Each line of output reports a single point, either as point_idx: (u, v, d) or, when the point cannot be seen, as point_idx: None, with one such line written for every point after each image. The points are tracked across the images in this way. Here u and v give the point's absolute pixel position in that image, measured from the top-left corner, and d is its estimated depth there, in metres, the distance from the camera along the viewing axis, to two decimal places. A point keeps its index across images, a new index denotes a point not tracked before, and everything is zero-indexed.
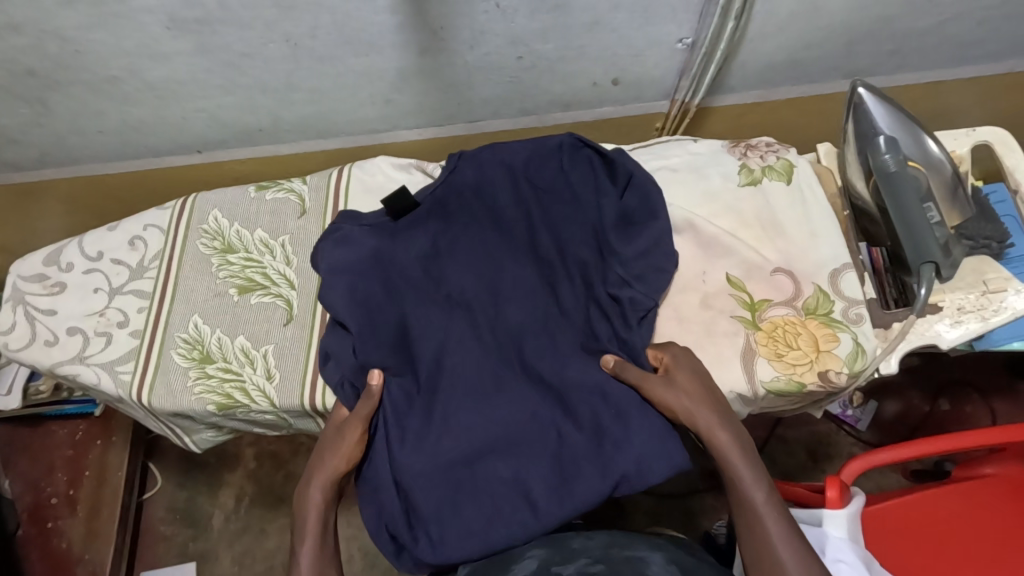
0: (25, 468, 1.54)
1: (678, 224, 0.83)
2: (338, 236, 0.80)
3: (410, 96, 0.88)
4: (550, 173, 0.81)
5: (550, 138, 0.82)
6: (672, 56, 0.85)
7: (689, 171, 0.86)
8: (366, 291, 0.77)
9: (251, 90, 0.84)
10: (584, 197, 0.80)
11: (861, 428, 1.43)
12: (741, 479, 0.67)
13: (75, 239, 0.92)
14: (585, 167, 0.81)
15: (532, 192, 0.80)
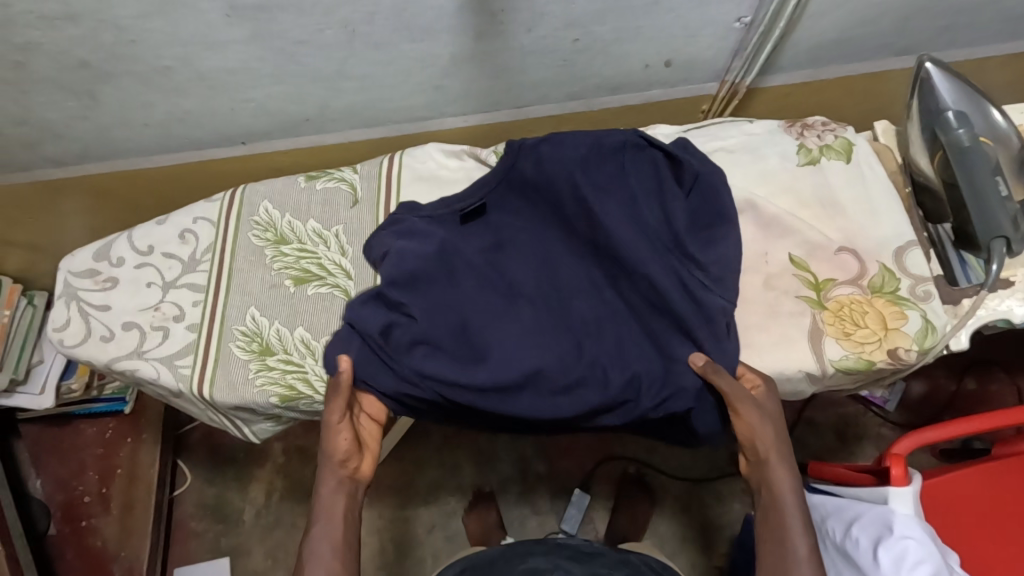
0: (56, 467, 1.53)
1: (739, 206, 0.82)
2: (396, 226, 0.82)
3: (461, 81, 0.87)
4: (613, 171, 0.80)
5: (617, 134, 0.80)
6: (727, 36, 0.85)
7: (746, 152, 0.86)
8: (424, 274, 0.77)
9: (303, 78, 0.83)
10: (642, 196, 0.79)
11: (889, 409, 1.43)
12: (794, 530, 0.64)
13: (123, 234, 0.91)
14: (649, 168, 0.81)
15: (598, 189, 0.78)
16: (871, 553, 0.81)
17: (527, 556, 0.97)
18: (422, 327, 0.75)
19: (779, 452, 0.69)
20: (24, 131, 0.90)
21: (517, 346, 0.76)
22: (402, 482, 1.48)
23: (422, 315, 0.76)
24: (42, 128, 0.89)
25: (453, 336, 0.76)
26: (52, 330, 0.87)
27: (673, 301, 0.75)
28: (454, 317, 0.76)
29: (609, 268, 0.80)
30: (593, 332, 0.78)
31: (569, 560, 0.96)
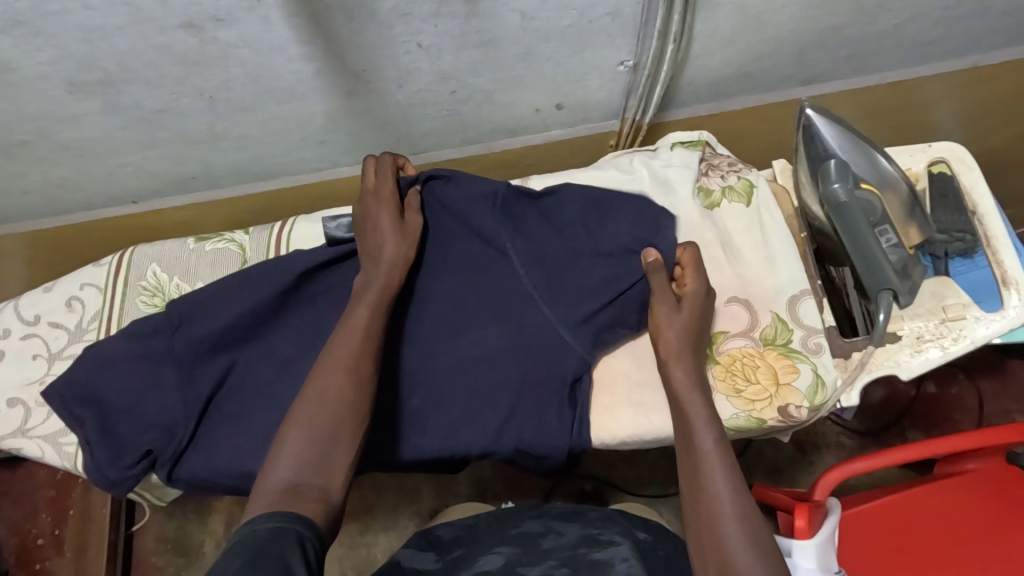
0: (9, 510, 1.53)
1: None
2: (242, 275, 0.82)
3: (346, 135, 0.84)
4: (485, 221, 0.80)
5: (492, 184, 0.80)
6: (615, 79, 0.81)
7: (651, 185, 0.82)
8: (257, 307, 0.78)
9: (174, 142, 0.80)
10: (506, 246, 0.79)
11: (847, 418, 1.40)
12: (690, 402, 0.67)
13: (10, 304, 0.89)
14: (520, 214, 0.80)
15: (460, 244, 0.81)
16: None
17: (520, 521, 0.86)
18: (228, 376, 0.79)
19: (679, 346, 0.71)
20: None
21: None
22: (361, 508, 1.53)
23: (234, 356, 0.79)
24: None
25: (272, 372, 0.78)
26: None
27: (515, 358, 0.76)
28: (274, 362, 0.79)
29: (452, 318, 0.79)
30: (426, 377, 0.77)
31: (562, 523, 0.84)
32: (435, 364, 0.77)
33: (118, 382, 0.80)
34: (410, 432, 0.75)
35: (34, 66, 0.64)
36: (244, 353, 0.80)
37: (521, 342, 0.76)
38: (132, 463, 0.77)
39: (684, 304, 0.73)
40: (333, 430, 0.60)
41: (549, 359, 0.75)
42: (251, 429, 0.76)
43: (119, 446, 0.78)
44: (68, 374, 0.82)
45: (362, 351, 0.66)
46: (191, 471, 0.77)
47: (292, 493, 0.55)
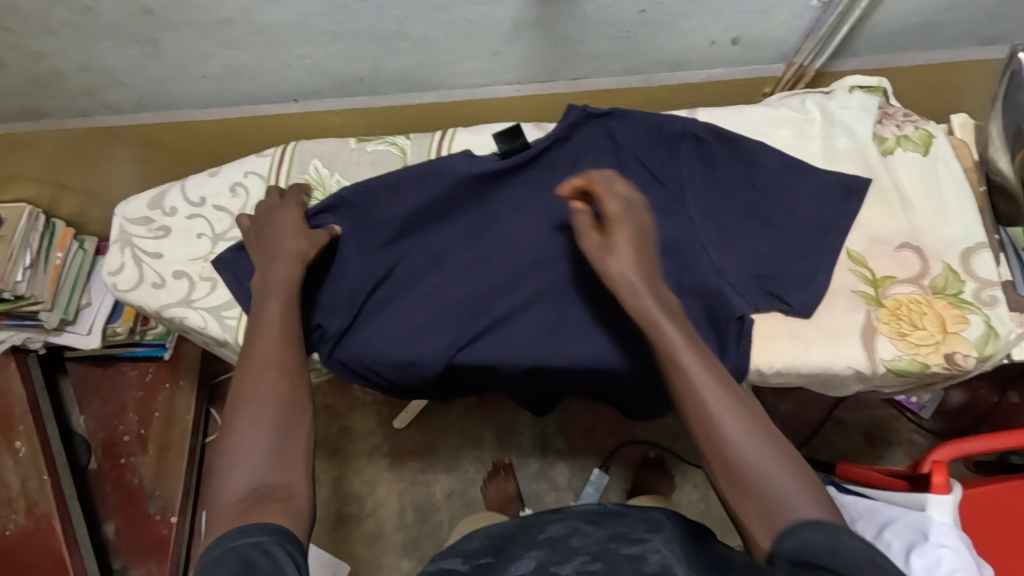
0: (98, 406, 1.61)
1: (828, 218, 0.78)
2: (421, 170, 0.84)
3: (520, 49, 0.85)
4: (662, 157, 0.83)
5: (681, 122, 0.83)
6: (804, 15, 0.80)
7: (821, 124, 0.82)
8: (437, 209, 0.84)
9: (361, 37, 0.82)
10: (684, 186, 0.82)
11: (924, 417, 1.44)
12: (665, 325, 0.65)
13: (177, 184, 0.93)
14: (696, 157, 0.83)
15: (640, 173, 0.83)
16: (900, 556, 0.78)
17: (546, 526, 0.84)
18: (398, 272, 0.84)
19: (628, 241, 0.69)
20: (88, 77, 0.90)
21: (481, 287, 0.82)
22: (424, 447, 1.60)
23: (411, 249, 0.84)
24: (103, 76, 0.89)
25: (441, 273, 0.83)
26: (106, 273, 0.89)
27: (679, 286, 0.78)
28: (443, 264, 0.84)
29: None
30: (587, 296, 0.80)
31: (590, 525, 0.82)
32: (597, 284, 0.80)
33: None
34: (567, 342, 0.79)
35: None
36: (415, 252, 0.84)
37: (685, 273, 0.78)
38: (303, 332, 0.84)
39: (614, 240, 0.70)
40: (270, 410, 0.64)
41: (705, 293, 0.77)
42: (415, 320, 0.82)
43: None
44: (237, 253, 0.86)
45: (289, 340, 0.72)
46: (353, 350, 0.82)
47: (255, 497, 0.57)
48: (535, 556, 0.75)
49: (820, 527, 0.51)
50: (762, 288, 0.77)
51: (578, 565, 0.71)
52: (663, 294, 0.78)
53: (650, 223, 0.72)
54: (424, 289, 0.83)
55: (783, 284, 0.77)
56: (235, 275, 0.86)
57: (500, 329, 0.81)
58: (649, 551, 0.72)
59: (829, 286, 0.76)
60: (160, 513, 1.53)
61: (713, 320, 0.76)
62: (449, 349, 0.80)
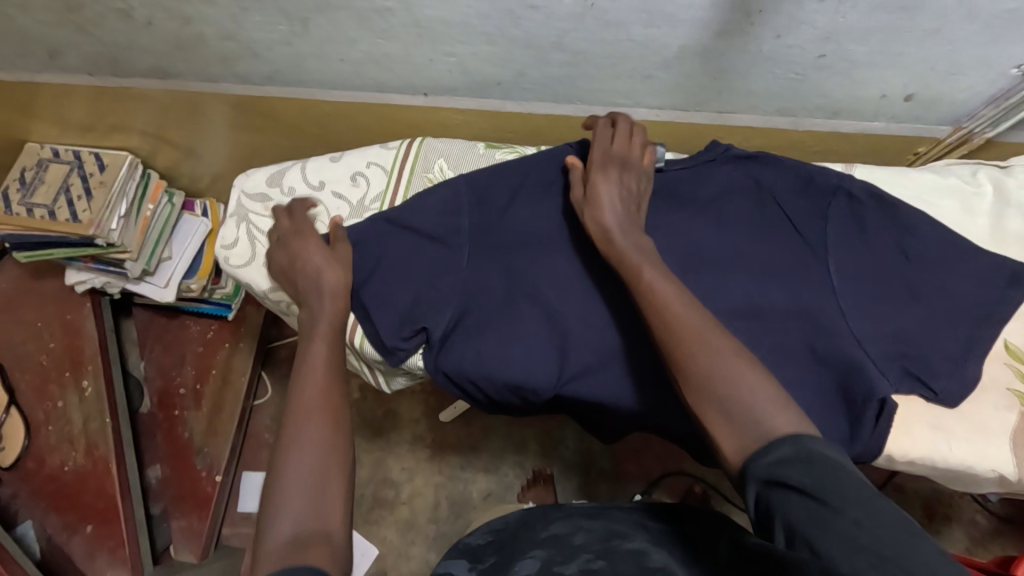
0: (159, 354, 1.62)
1: (988, 304, 0.72)
2: (539, 191, 0.86)
3: (676, 76, 0.81)
4: (810, 212, 0.78)
5: (834, 178, 0.78)
6: (995, 81, 0.74)
7: (990, 199, 0.76)
8: (557, 235, 0.84)
9: (516, 43, 0.79)
10: (831, 245, 0.77)
11: (992, 501, 1.38)
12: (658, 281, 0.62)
13: (298, 164, 0.92)
14: (849, 218, 0.77)
15: (781, 224, 0.79)
16: None
17: (548, 525, 0.83)
18: (515, 290, 0.82)
19: (605, 189, 0.72)
20: (228, 46, 0.89)
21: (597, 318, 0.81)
22: (466, 445, 1.58)
23: (528, 267, 0.82)
24: (244, 46, 0.89)
25: (557, 295, 0.82)
26: (221, 247, 0.89)
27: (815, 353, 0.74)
28: (560, 288, 0.82)
29: (754, 296, 0.77)
30: None
31: (588, 521, 0.81)
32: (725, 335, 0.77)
33: (411, 262, 0.83)
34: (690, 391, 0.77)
35: None
36: (535, 273, 0.82)
37: (821, 340, 0.74)
38: (408, 335, 0.82)
39: (595, 186, 0.72)
40: (323, 459, 0.60)
41: (846, 365, 0.72)
42: (529, 341, 0.80)
43: (403, 316, 0.82)
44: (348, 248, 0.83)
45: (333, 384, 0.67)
46: (460, 363, 0.80)
47: (297, 544, 0.54)
48: (538, 559, 0.73)
49: (793, 441, 0.51)
50: (906, 369, 0.72)
51: (580, 563, 0.69)
52: (796, 359, 0.74)
53: (633, 172, 0.75)
54: (539, 312, 0.81)
55: (930, 369, 0.71)
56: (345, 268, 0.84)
57: (614, 362, 0.80)
58: (652, 551, 0.70)
59: (981, 377, 0.71)
60: (207, 470, 1.55)
61: (854, 394, 0.72)
62: (563, 377, 0.80)
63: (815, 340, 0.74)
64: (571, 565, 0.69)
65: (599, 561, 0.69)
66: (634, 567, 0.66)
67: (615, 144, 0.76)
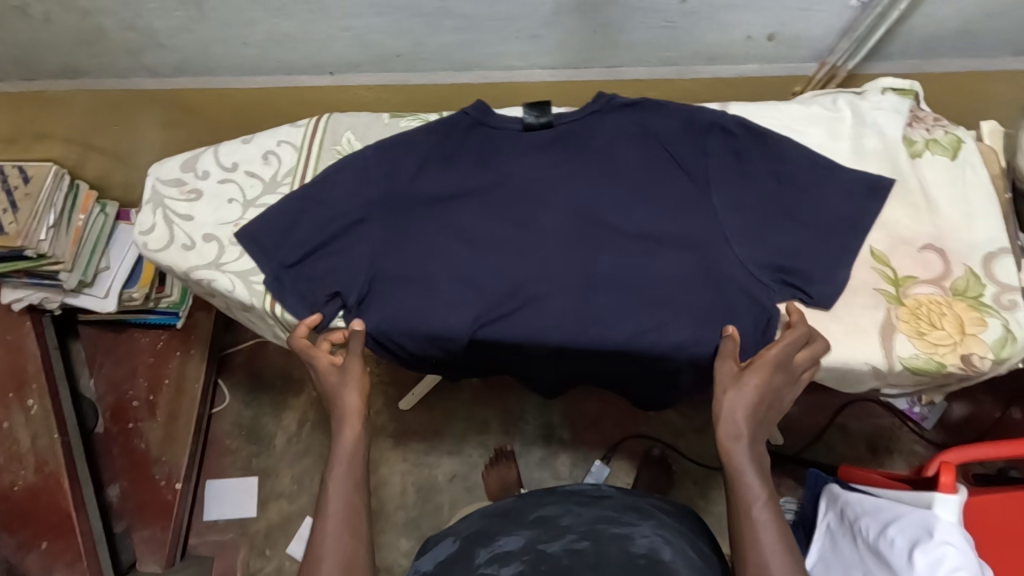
0: (109, 368, 1.59)
1: (852, 215, 0.79)
2: (447, 149, 0.88)
3: (560, 32, 0.86)
4: (692, 150, 0.83)
5: (711, 114, 0.83)
6: (842, 14, 0.81)
7: (853, 123, 0.83)
8: (465, 190, 0.86)
9: (403, 11, 0.83)
10: (714, 178, 0.82)
11: (927, 428, 1.46)
12: (749, 468, 0.69)
13: (210, 149, 0.95)
14: (728, 152, 0.83)
15: (668, 165, 0.83)
16: (906, 553, 0.82)
17: (540, 505, 0.85)
18: (424, 245, 0.85)
19: (753, 392, 0.71)
20: (130, 37, 0.91)
21: (502, 267, 0.82)
22: (430, 429, 1.61)
23: (433, 225, 0.85)
24: (146, 37, 0.91)
25: (466, 246, 0.84)
26: (138, 233, 0.91)
27: (704, 278, 0.79)
28: (467, 239, 0.84)
29: (647, 232, 0.82)
30: (613, 280, 0.81)
31: (581, 502, 0.84)
32: (623, 270, 0.81)
33: (322, 229, 0.86)
34: (599, 324, 0.79)
35: None
36: (444, 227, 0.85)
37: (706, 265, 0.79)
38: (322, 297, 0.85)
39: (748, 372, 0.72)
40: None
41: (732, 283, 0.79)
42: (441, 292, 0.82)
43: (318, 280, 0.86)
44: (265, 220, 0.88)
45: (352, 510, 0.73)
46: (377, 320, 0.83)
47: None
48: (523, 534, 0.79)
49: None
50: (783, 281, 0.78)
51: (566, 542, 0.77)
52: (688, 284, 0.79)
53: (789, 378, 0.73)
54: (448, 265, 0.84)
55: (805, 278, 0.78)
56: (260, 239, 0.88)
57: (525, 305, 0.81)
58: (638, 535, 0.78)
59: (849, 282, 0.78)
60: (165, 479, 1.52)
61: (742, 312, 0.78)
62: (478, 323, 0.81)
63: (705, 268, 0.79)
64: (555, 546, 0.77)
65: (583, 543, 0.77)
66: (620, 555, 0.75)
67: (798, 357, 0.73)
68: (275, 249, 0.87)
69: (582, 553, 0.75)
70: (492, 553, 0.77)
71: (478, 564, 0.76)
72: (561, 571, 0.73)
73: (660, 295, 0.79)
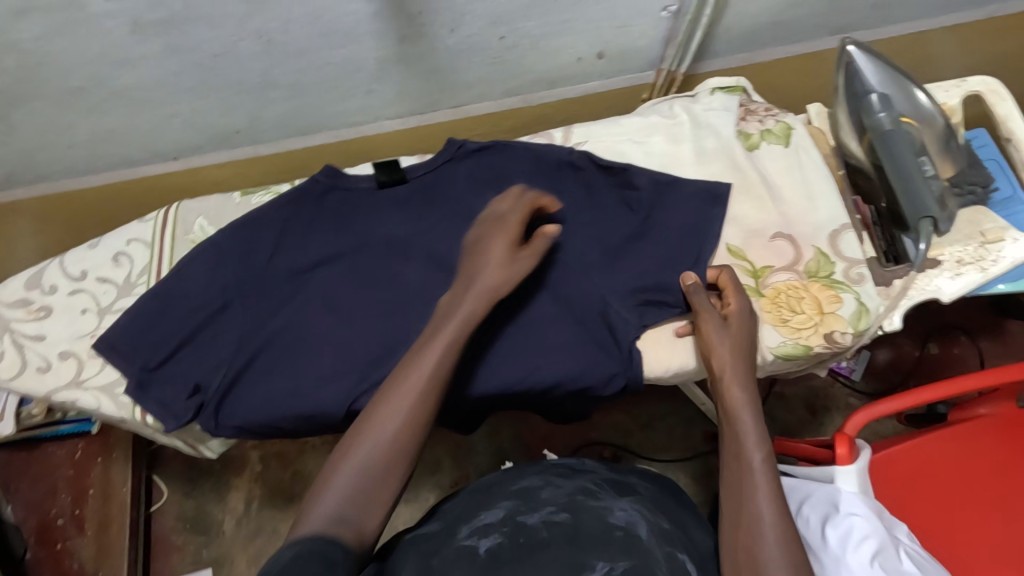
0: (25, 491, 1.40)
1: (701, 225, 0.80)
2: (304, 219, 0.86)
3: (393, 83, 0.85)
4: (545, 188, 0.85)
5: (557, 152, 0.85)
6: (657, 25, 0.83)
7: (690, 128, 0.85)
8: (327, 260, 0.84)
9: (224, 90, 0.81)
10: (570, 214, 0.83)
11: (856, 379, 1.47)
12: (745, 411, 0.66)
13: (55, 261, 0.89)
14: (580, 186, 0.84)
15: None
16: (819, 531, 0.82)
17: (518, 474, 0.74)
18: (290, 323, 0.82)
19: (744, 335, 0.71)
20: None
21: (372, 334, 0.81)
22: None
23: (298, 302, 0.83)
24: None
25: (334, 319, 0.82)
26: None
27: (571, 314, 0.79)
28: (335, 312, 0.83)
29: None
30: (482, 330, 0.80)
31: (559, 472, 0.74)
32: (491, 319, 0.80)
33: (184, 326, 0.83)
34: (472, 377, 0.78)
35: (99, 3, 0.64)
36: (312, 303, 0.83)
37: (570, 299, 0.80)
38: (189, 395, 0.81)
39: (735, 324, 0.72)
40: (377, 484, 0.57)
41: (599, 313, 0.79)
42: (313, 371, 0.80)
43: (181, 378, 0.82)
44: (122, 324, 0.84)
45: (410, 430, 0.60)
46: (247, 414, 0.80)
47: (339, 526, 0.53)
48: (499, 506, 0.67)
49: None
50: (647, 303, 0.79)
51: (545, 514, 0.65)
52: (557, 322, 0.79)
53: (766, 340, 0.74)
54: (318, 342, 0.81)
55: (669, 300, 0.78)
56: (119, 345, 0.83)
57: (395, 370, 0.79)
58: (617, 508, 0.67)
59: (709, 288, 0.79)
60: None
61: (613, 345, 0.78)
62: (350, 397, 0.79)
63: (570, 302, 0.80)
64: (535, 517, 0.65)
65: (563, 515, 0.66)
66: (598, 524, 0.64)
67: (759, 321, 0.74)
68: (134, 351, 0.83)
69: (561, 526, 0.64)
70: (471, 526, 0.65)
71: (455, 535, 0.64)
72: (540, 545, 0.61)
73: (530, 336, 0.79)
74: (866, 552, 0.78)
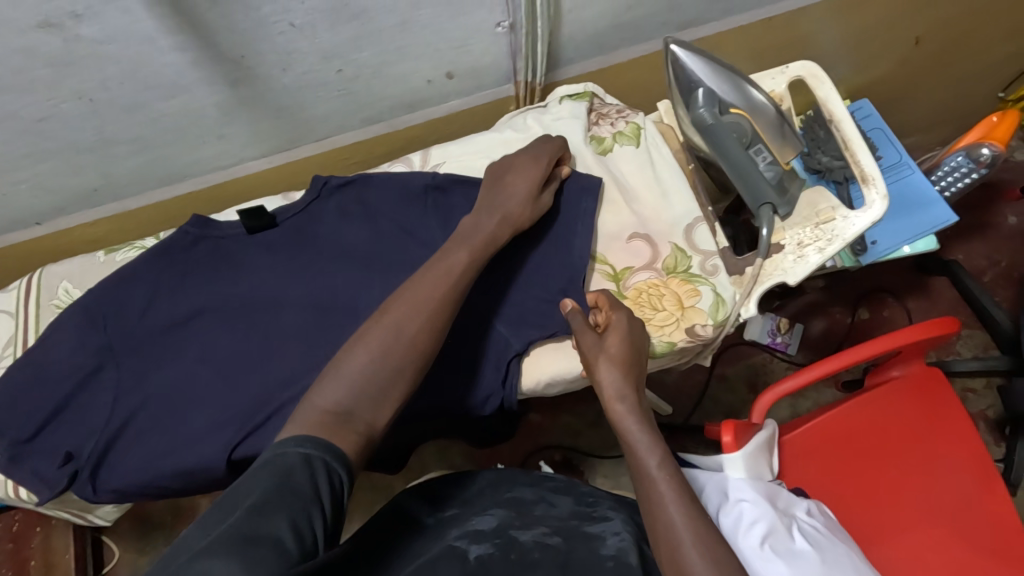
0: None
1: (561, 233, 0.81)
2: (170, 271, 0.84)
3: (242, 125, 0.84)
4: (413, 215, 0.85)
5: (420, 177, 0.86)
6: (497, 41, 0.84)
7: None
8: (198, 311, 0.83)
9: (64, 152, 0.79)
10: (436, 238, 0.84)
11: (792, 353, 1.42)
12: (631, 420, 0.64)
13: None
14: (447, 209, 0.85)
15: (387, 234, 0.85)
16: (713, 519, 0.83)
17: (513, 486, 0.72)
18: (163, 380, 0.81)
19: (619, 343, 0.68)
20: None
21: (247, 381, 0.80)
22: None
23: (171, 357, 0.81)
24: None
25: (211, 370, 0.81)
26: None
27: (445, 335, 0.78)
28: (211, 362, 0.81)
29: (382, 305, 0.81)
30: None
31: (557, 495, 0.72)
32: None
33: (54, 395, 0.81)
34: None
35: None
36: (186, 356, 0.82)
37: None
38: (61, 464, 0.80)
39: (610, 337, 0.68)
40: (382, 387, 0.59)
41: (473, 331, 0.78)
42: (190, 426, 0.79)
43: (55, 448, 0.80)
44: None
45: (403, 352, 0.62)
46: (126, 477, 0.78)
47: (339, 419, 0.55)
48: (496, 517, 0.64)
49: None
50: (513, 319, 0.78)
51: (537, 534, 0.61)
52: None
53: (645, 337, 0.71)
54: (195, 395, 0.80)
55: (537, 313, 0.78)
56: None
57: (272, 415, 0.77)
58: (608, 536, 0.62)
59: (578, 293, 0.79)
60: None
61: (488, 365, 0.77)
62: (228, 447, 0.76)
63: None
64: (527, 535, 0.60)
65: (556, 539, 0.61)
66: (588, 554, 0.59)
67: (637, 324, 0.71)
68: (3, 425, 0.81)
69: (553, 550, 0.59)
70: (464, 531, 0.61)
71: (447, 537, 0.60)
72: (530, 561, 0.56)
73: None
74: (758, 534, 0.79)
